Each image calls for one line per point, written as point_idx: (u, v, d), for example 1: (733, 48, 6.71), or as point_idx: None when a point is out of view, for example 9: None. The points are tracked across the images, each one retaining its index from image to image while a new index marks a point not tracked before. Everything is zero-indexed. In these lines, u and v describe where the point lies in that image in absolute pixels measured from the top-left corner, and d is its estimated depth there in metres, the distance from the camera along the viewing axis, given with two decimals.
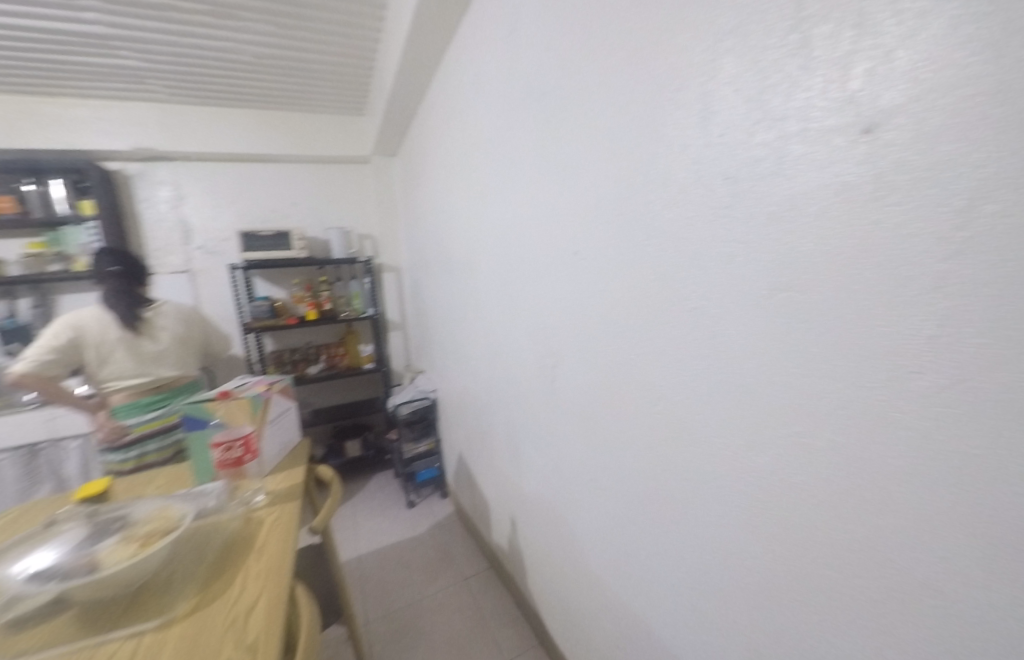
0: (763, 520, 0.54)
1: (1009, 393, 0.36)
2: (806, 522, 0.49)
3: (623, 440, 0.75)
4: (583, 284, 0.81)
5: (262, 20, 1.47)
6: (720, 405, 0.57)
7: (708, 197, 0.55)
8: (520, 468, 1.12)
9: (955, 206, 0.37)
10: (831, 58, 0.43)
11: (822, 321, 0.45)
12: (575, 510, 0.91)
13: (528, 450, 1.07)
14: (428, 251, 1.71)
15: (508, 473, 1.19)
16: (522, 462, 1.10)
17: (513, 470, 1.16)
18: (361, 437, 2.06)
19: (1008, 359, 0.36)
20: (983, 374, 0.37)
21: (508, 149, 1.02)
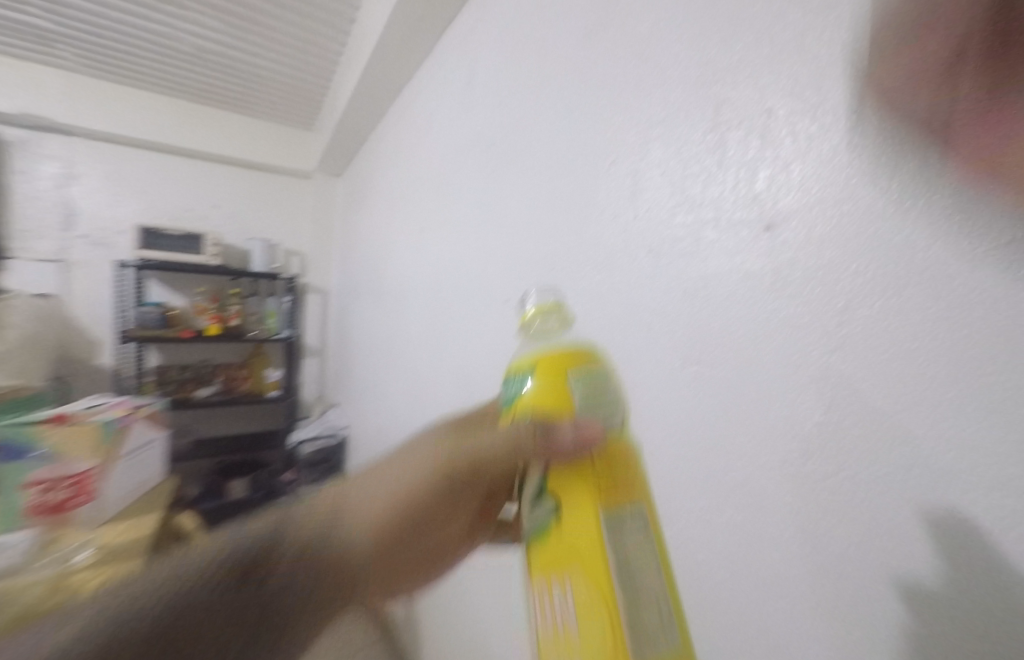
0: (666, 599, 0.52)
1: (877, 497, 0.36)
2: (710, 597, 0.49)
3: None
4: (510, 334, 0.78)
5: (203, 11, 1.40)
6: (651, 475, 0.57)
7: (633, 267, 0.57)
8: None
9: (835, 305, 0.38)
10: (741, 160, 0.45)
11: (731, 399, 0.46)
12: (478, 577, 0.84)
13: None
14: (360, 278, 1.63)
15: None
16: None
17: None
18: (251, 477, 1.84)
19: (876, 459, 0.36)
20: (857, 472, 0.37)
21: (452, 188, 1.01)
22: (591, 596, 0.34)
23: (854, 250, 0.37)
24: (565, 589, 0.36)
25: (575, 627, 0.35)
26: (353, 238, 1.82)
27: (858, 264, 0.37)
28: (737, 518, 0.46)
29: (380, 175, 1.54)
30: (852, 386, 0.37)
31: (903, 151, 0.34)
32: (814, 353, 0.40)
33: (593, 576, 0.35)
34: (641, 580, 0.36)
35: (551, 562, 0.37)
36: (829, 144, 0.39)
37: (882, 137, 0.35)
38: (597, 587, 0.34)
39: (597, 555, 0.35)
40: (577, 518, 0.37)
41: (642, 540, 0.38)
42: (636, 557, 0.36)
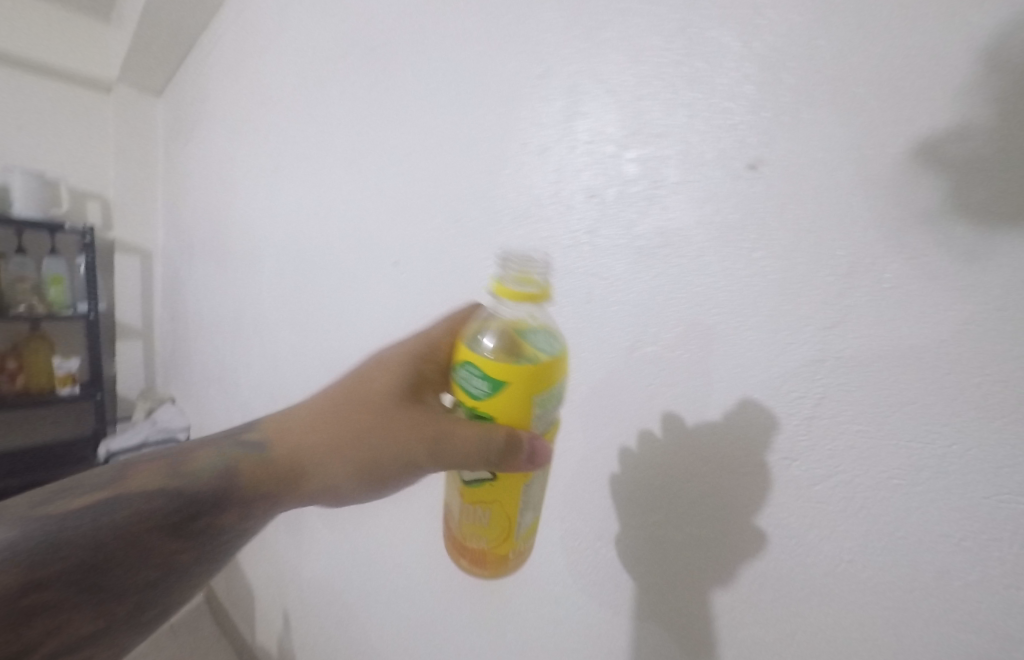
0: (613, 611, 0.44)
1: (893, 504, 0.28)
2: (657, 616, 0.41)
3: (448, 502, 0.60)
4: (401, 307, 0.61)
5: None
6: (576, 474, 0.47)
7: (567, 216, 0.44)
8: (316, 533, 0.88)
9: (835, 270, 0.30)
10: (716, 75, 0.34)
11: (693, 388, 0.37)
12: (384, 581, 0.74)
13: (328, 511, 0.84)
14: (197, 229, 1.28)
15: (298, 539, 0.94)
16: (321, 521, 0.87)
17: (304, 535, 0.92)
18: None
19: (892, 458, 0.28)
20: (864, 473, 0.29)
21: (319, 108, 0.78)
22: (498, 525, 0.35)
23: (864, 199, 0.28)
24: (478, 512, 0.36)
25: (479, 531, 0.36)
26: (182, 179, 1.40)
27: (867, 217, 0.28)
28: (695, 527, 0.37)
29: (214, 93, 1.17)
30: (859, 375, 0.29)
31: (954, 67, 0.25)
32: (803, 331, 0.31)
33: (506, 517, 0.35)
34: (531, 507, 0.37)
35: (471, 496, 0.36)
36: (844, 56, 0.29)
37: (921, 48, 0.26)
38: (508, 523, 0.35)
39: (515, 501, 0.35)
40: (508, 482, 0.35)
41: (542, 492, 0.38)
42: (535, 499, 0.37)
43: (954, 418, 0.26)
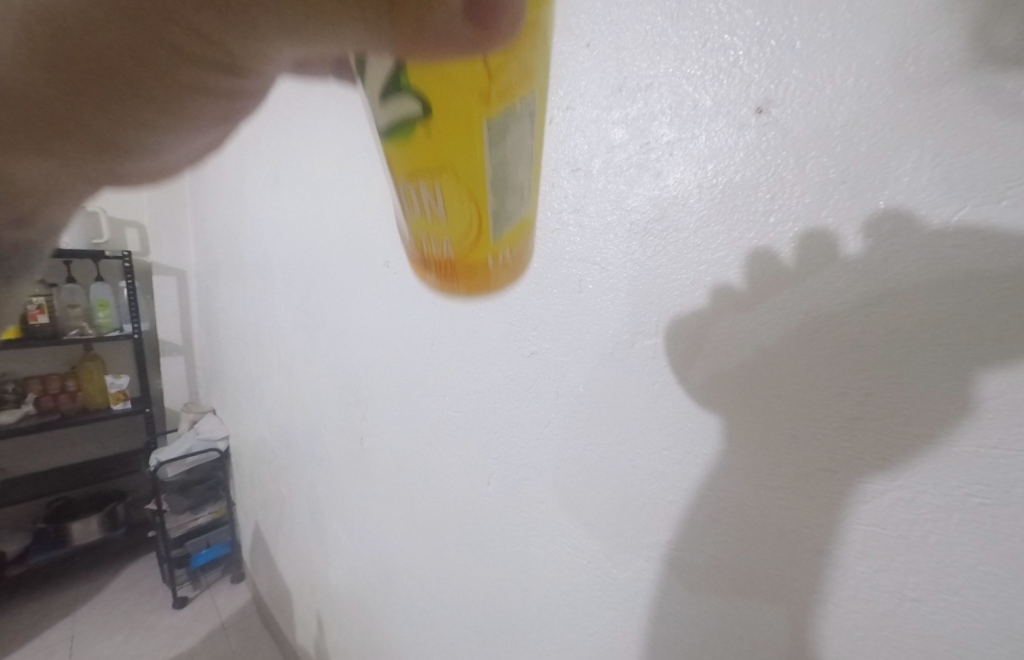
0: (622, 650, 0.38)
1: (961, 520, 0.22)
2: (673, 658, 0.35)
3: (436, 520, 0.57)
4: (392, 310, 0.59)
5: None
6: (571, 497, 0.40)
7: (551, 196, 0.39)
8: (327, 551, 0.86)
9: (873, 231, 0.23)
10: (703, 4, 0.28)
11: (704, 390, 0.30)
12: (386, 607, 0.71)
13: (333, 528, 0.82)
14: (218, 247, 1.33)
15: (314, 555, 0.93)
16: (329, 539, 0.85)
17: (319, 551, 0.90)
18: (106, 512, 1.71)
19: (955, 461, 0.22)
20: (921, 484, 0.23)
21: (304, 117, 0.77)
22: (463, 205, 0.17)
23: (907, 134, 0.22)
24: (421, 195, 0.17)
25: (432, 226, 0.18)
26: (203, 199, 1.46)
27: (912, 157, 0.22)
28: (714, 555, 0.31)
29: None
30: (913, 363, 0.22)
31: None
32: (836, 312, 0.24)
33: (458, 176, 0.16)
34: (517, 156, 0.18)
35: (404, 164, 0.17)
36: None
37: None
38: (471, 203, 0.17)
39: (477, 148, 0.16)
40: (448, 96, 0.16)
41: (531, 130, 0.18)
42: (519, 161, 0.18)
43: None
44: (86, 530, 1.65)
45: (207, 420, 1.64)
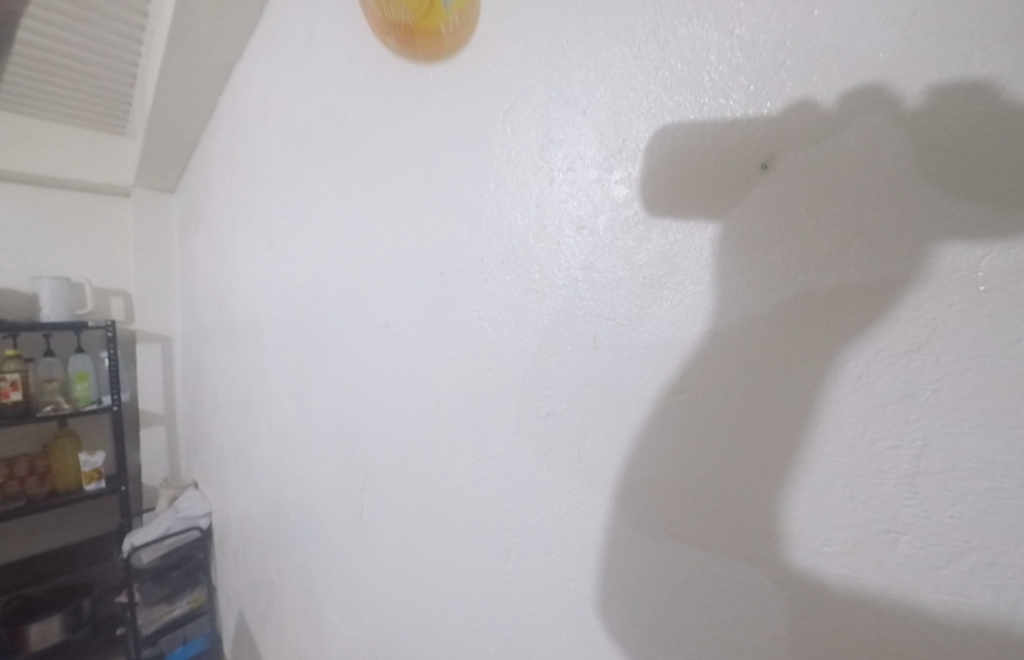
0: None
1: None
2: None
3: (444, 601, 0.52)
4: (394, 372, 0.57)
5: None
6: (595, 577, 0.36)
7: (558, 254, 0.39)
8: (323, 644, 0.78)
9: (908, 271, 0.23)
10: (696, 74, 0.30)
11: (738, 448, 0.28)
12: None
13: (330, 615, 0.75)
14: (207, 314, 1.32)
15: (306, 647, 0.84)
16: (324, 628, 0.77)
17: (313, 644, 0.81)
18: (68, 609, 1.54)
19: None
20: (997, 549, 0.21)
21: (304, 187, 0.79)
22: None
23: (924, 179, 0.22)
24: None
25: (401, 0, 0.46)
26: (194, 267, 1.47)
27: (935, 200, 0.22)
28: (772, 638, 0.27)
29: (215, 184, 1.24)
30: (970, 406, 0.21)
31: (1001, 16, 0.21)
32: (877, 358, 0.23)
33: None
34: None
35: None
36: (853, 23, 0.24)
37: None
38: None
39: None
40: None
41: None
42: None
43: None
44: (46, 633, 1.47)
45: (185, 496, 1.56)
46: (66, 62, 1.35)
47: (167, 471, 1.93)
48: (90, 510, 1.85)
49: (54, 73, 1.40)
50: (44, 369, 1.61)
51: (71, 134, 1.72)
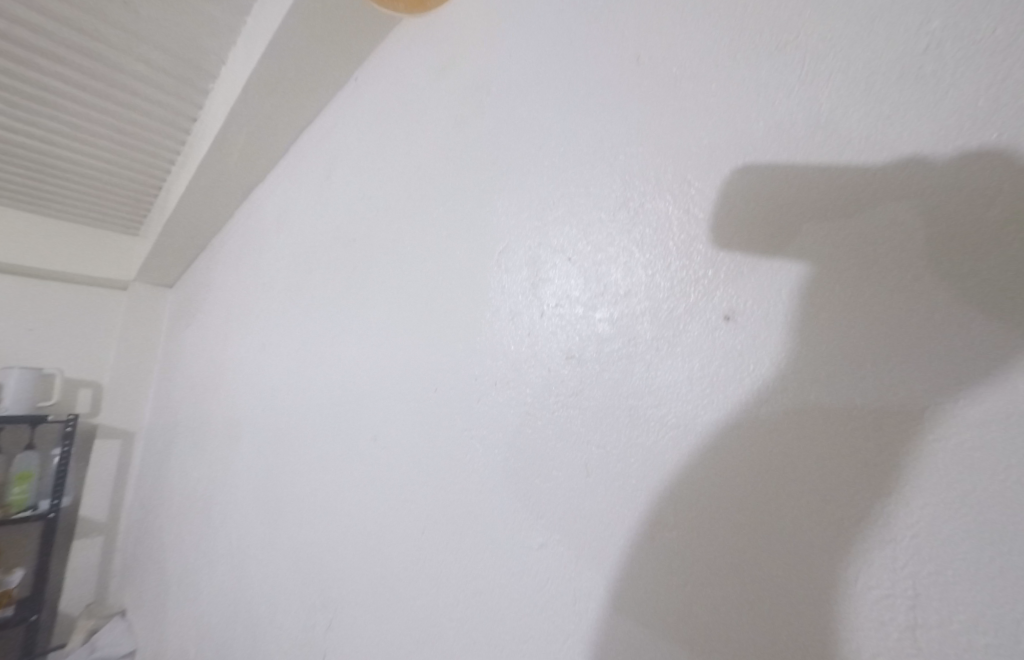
0: None
1: None
2: None
3: None
4: (378, 490, 0.55)
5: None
6: None
7: (548, 380, 0.41)
8: None
9: (866, 416, 0.25)
10: (665, 238, 0.36)
11: (735, 588, 0.28)
12: None
13: None
14: (181, 413, 1.27)
15: None
16: None
17: None
18: None
19: None
20: None
21: (304, 296, 0.84)
22: None
23: (864, 334, 0.26)
24: None
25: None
26: (177, 363, 1.46)
27: (877, 351, 0.26)
28: None
29: (217, 286, 1.30)
30: (950, 553, 0.22)
31: (899, 208, 0.26)
32: (850, 498, 0.25)
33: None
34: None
35: None
36: (783, 209, 0.30)
37: (855, 194, 0.28)
38: None
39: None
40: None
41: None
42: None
43: None
44: None
45: (108, 629, 1.34)
46: (98, 174, 1.49)
47: (93, 594, 1.67)
48: None
49: (84, 182, 1.53)
50: None
51: (80, 233, 1.80)
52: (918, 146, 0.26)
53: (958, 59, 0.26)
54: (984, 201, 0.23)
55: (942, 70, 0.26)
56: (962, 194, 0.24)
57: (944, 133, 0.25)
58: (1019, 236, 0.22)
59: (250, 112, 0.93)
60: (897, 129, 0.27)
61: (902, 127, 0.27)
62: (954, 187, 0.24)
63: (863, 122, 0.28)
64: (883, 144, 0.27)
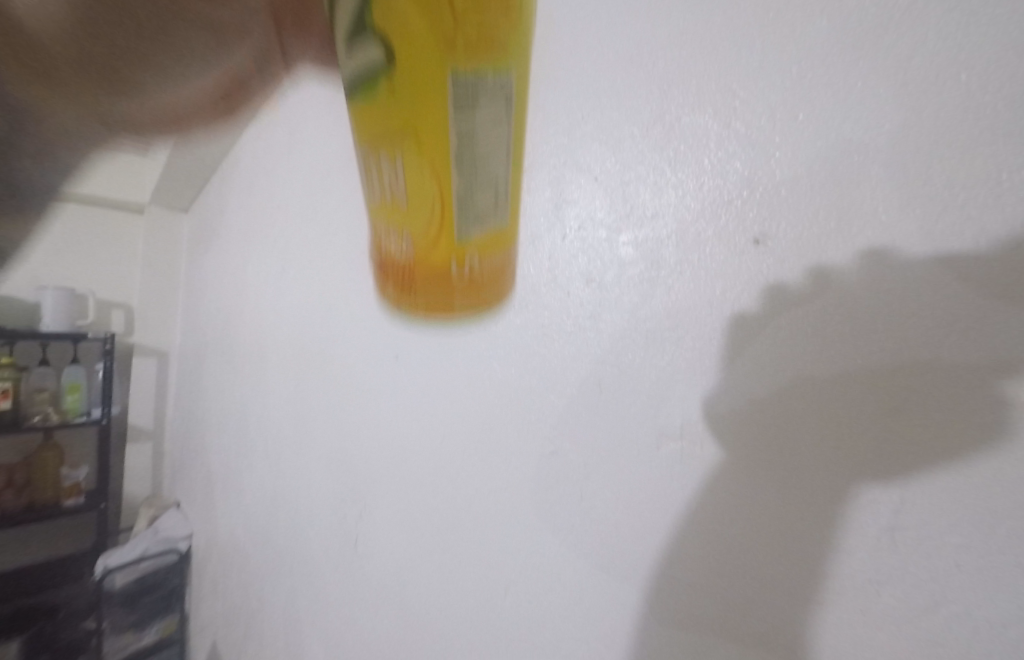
0: None
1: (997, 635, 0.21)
2: None
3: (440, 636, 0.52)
4: (401, 404, 0.59)
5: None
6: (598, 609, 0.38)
7: (567, 302, 0.42)
8: None
9: (882, 344, 0.25)
10: (700, 155, 0.34)
11: (733, 494, 0.31)
12: None
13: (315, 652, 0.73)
14: (210, 332, 1.34)
15: None
16: None
17: None
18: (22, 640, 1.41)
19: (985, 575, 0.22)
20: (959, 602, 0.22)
21: (321, 219, 0.83)
22: (422, 176, 0.16)
23: (893, 260, 0.25)
24: (379, 167, 0.16)
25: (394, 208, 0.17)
26: (201, 286, 1.50)
27: (903, 280, 0.25)
28: None
29: (233, 208, 1.29)
30: (941, 472, 0.23)
31: (964, 119, 0.23)
32: (852, 420, 0.26)
33: (417, 129, 0.15)
34: (500, 116, 0.16)
35: (362, 124, 0.16)
36: (828, 125, 0.28)
37: (911, 105, 0.25)
38: (430, 175, 0.16)
39: (439, 100, 0.15)
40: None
41: (509, 118, 0.17)
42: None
43: None
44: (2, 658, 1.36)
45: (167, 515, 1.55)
46: None
47: (148, 489, 1.88)
48: (68, 526, 1.82)
49: None
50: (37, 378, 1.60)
51: None
52: (1002, 36, 0.22)
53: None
54: None
55: None
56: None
57: None
58: None
59: None
60: (978, 19, 0.23)
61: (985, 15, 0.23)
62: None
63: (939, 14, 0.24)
64: (961, 37, 0.24)
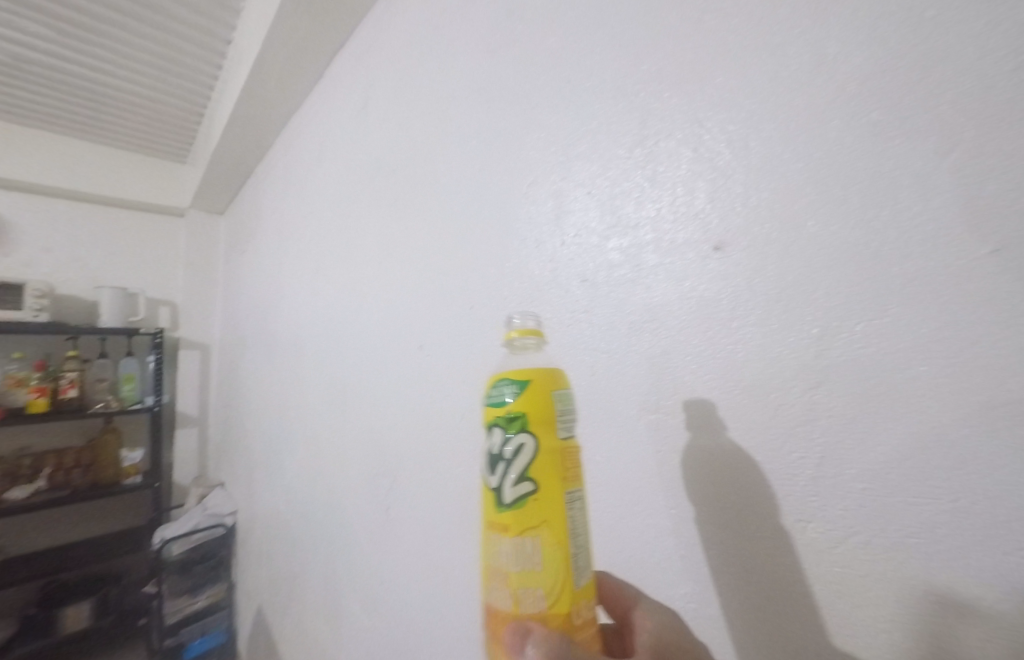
0: None
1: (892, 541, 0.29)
2: None
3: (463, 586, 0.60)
4: (424, 387, 0.66)
5: (22, 15, 1.21)
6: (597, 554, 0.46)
7: (567, 299, 0.49)
8: (341, 632, 0.87)
9: (809, 332, 0.32)
10: (676, 174, 0.40)
11: (697, 454, 0.38)
12: None
13: (353, 608, 0.83)
14: (248, 328, 1.45)
15: (326, 639, 0.92)
16: (343, 621, 0.86)
17: (333, 635, 0.89)
18: (94, 599, 1.59)
19: (883, 499, 0.29)
20: (866, 521, 0.30)
21: (351, 225, 0.91)
22: (552, 554, 0.31)
23: (823, 263, 0.32)
24: (528, 548, 0.30)
25: (533, 580, 0.30)
26: (239, 284, 1.61)
27: (827, 281, 0.32)
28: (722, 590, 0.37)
29: (267, 213, 1.39)
30: (852, 428, 0.31)
31: (878, 152, 0.30)
32: (789, 391, 0.33)
33: (549, 518, 0.31)
34: (582, 546, 0.33)
35: (516, 521, 0.31)
36: (775, 153, 0.34)
37: (839, 139, 0.32)
38: (558, 547, 0.31)
39: (561, 509, 0.32)
40: (549, 473, 0.32)
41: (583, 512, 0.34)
42: (581, 522, 0.33)
43: (930, 453, 0.28)
44: (77, 616, 1.54)
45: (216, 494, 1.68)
46: (145, 101, 1.55)
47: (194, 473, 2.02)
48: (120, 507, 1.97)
49: (134, 110, 1.60)
50: (97, 370, 1.76)
51: (136, 161, 1.92)
52: (906, 90, 0.29)
53: (958, 6, 0.27)
54: (938, 152, 0.28)
55: (941, 17, 0.28)
56: (927, 142, 0.28)
57: (927, 80, 0.28)
58: (953, 183, 0.27)
59: (287, 35, 0.94)
60: (890, 73, 0.30)
61: (897, 72, 0.29)
62: (925, 133, 0.28)
63: (861, 68, 0.31)
64: (877, 88, 0.30)
